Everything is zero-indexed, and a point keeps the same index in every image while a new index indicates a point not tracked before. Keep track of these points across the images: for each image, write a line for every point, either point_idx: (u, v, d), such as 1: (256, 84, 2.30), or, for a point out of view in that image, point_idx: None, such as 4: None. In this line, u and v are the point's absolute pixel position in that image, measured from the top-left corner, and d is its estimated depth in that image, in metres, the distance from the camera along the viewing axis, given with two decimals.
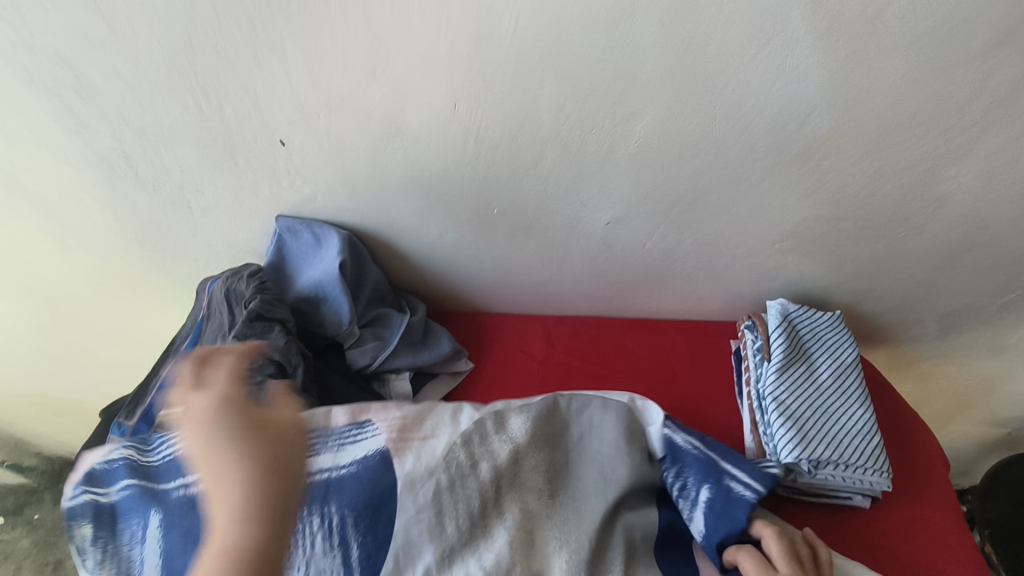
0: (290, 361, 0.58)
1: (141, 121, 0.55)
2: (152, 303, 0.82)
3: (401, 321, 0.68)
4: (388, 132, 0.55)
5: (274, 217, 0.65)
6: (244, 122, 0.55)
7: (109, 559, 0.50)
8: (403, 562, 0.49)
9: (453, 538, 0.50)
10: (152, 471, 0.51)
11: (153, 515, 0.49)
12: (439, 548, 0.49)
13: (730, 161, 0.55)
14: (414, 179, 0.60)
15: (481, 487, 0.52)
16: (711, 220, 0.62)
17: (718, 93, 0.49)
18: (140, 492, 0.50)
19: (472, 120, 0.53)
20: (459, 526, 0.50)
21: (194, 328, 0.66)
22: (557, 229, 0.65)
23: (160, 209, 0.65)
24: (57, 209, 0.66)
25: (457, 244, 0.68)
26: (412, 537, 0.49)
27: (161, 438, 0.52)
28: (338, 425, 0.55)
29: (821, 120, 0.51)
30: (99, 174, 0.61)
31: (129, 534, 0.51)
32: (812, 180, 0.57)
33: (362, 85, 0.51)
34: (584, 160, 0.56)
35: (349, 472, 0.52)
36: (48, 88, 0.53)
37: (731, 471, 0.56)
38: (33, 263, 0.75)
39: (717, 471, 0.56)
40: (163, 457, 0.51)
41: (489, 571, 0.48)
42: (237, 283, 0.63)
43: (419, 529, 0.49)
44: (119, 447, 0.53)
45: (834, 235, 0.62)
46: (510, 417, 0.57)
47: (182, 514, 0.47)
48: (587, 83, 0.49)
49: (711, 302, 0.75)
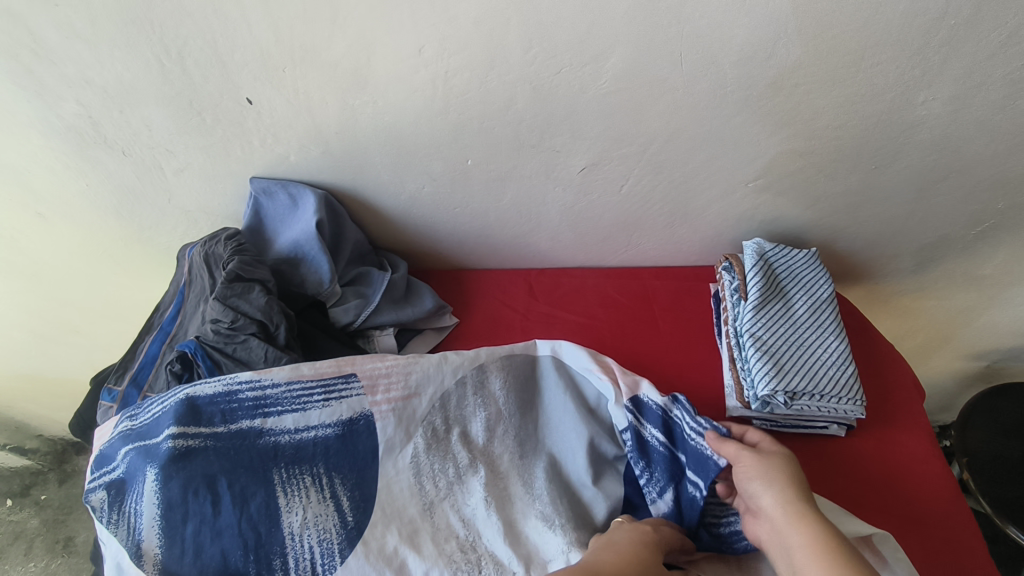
0: (272, 321, 0.59)
1: (105, 82, 0.55)
2: (137, 274, 0.83)
3: (382, 279, 0.69)
4: (356, 83, 0.55)
5: (249, 179, 0.65)
6: (209, 78, 0.54)
7: (119, 522, 0.49)
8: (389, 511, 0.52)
9: (432, 493, 0.54)
10: (146, 433, 0.53)
11: (150, 471, 0.50)
12: (421, 502, 0.53)
13: (698, 95, 0.55)
14: (386, 132, 0.60)
15: (456, 447, 0.56)
16: (684, 160, 0.62)
17: (682, 24, 0.49)
18: (138, 453, 0.51)
19: (439, 65, 0.53)
20: (438, 484, 0.54)
21: (177, 295, 0.66)
22: (533, 178, 0.65)
23: (134, 174, 0.65)
24: (31, 179, 0.65)
25: (435, 199, 0.68)
26: (394, 491, 0.53)
27: (149, 403, 0.54)
28: (324, 376, 0.55)
29: (787, 47, 0.51)
30: (68, 140, 0.61)
31: (133, 498, 0.50)
32: (782, 112, 0.57)
33: (326, 35, 0.50)
34: (554, 103, 0.56)
35: (335, 432, 0.53)
36: (7, 51, 0.52)
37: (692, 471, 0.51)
38: (12, 238, 0.75)
39: (678, 470, 0.52)
40: (154, 418, 0.53)
41: (467, 521, 0.53)
42: (215, 246, 0.64)
43: (401, 485, 0.53)
44: (119, 422, 0.55)
45: (807, 170, 0.63)
46: (490, 376, 0.60)
47: (176, 462, 0.49)
48: (551, 20, 0.49)
49: (691, 246, 0.76)
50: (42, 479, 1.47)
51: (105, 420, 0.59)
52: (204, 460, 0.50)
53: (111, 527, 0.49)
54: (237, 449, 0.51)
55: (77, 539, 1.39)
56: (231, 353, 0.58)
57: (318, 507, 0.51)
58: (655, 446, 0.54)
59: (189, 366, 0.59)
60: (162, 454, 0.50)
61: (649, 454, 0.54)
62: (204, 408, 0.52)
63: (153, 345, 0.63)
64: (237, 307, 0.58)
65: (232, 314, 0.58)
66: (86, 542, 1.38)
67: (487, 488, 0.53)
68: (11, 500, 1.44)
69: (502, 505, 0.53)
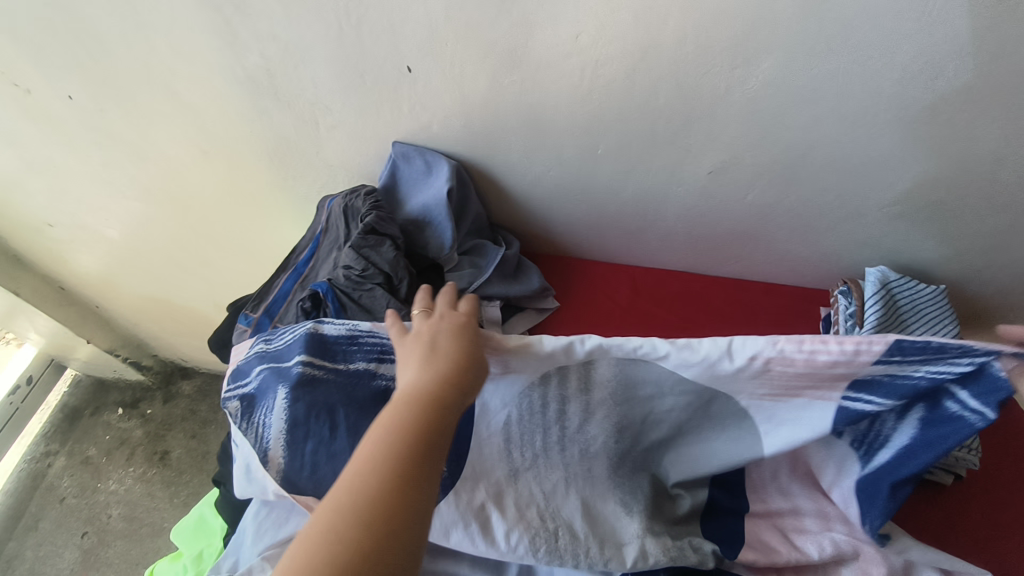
0: (397, 274, 0.63)
1: (288, 38, 0.61)
2: (271, 218, 0.90)
3: (498, 253, 0.72)
4: (509, 63, 0.58)
5: (391, 143, 0.70)
6: (378, 44, 0.59)
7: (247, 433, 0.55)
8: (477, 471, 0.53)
9: (519, 463, 0.53)
10: (279, 355, 0.57)
11: (279, 390, 0.54)
12: (508, 469, 0.53)
13: (848, 111, 0.55)
14: (526, 113, 0.63)
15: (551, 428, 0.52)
16: (818, 176, 0.61)
17: (847, 35, 0.49)
18: (271, 372, 0.56)
19: (591, 54, 0.55)
20: (525, 454, 0.53)
21: (312, 240, 0.72)
22: (659, 175, 0.66)
23: (292, 125, 0.71)
24: (205, 118, 0.73)
25: (558, 184, 0.70)
26: (484, 455, 0.53)
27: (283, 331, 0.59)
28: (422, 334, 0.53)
29: (955, 70, 0.49)
30: (245, 87, 0.68)
31: (260, 412, 0.55)
32: (935, 137, 0.55)
33: (492, 14, 0.54)
34: (696, 103, 0.57)
35: None
36: (214, 2, 0.59)
37: (961, 395, 0.42)
38: (177, 171, 0.85)
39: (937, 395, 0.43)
40: (286, 342, 0.58)
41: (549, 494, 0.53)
42: (354, 200, 0.69)
43: (490, 451, 0.53)
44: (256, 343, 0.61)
45: (951, 202, 0.60)
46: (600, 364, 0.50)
47: (306, 390, 0.53)
48: (713, 18, 0.50)
49: (806, 266, 0.74)
50: (150, 396, 1.63)
51: (240, 341, 0.66)
52: (317, 388, 0.54)
53: (244, 430, 0.55)
54: (351, 388, 0.54)
55: (171, 454, 1.53)
56: (356, 299, 0.62)
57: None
58: (917, 379, 0.43)
59: (317, 305, 0.63)
60: (293, 376, 0.54)
61: (900, 395, 0.44)
62: (330, 343, 0.55)
63: (287, 282, 0.68)
64: (369, 257, 0.63)
65: (364, 263, 0.62)
66: (179, 459, 1.52)
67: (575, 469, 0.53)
68: (122, 409, 1.61)
69: (587, 486, 0.53)
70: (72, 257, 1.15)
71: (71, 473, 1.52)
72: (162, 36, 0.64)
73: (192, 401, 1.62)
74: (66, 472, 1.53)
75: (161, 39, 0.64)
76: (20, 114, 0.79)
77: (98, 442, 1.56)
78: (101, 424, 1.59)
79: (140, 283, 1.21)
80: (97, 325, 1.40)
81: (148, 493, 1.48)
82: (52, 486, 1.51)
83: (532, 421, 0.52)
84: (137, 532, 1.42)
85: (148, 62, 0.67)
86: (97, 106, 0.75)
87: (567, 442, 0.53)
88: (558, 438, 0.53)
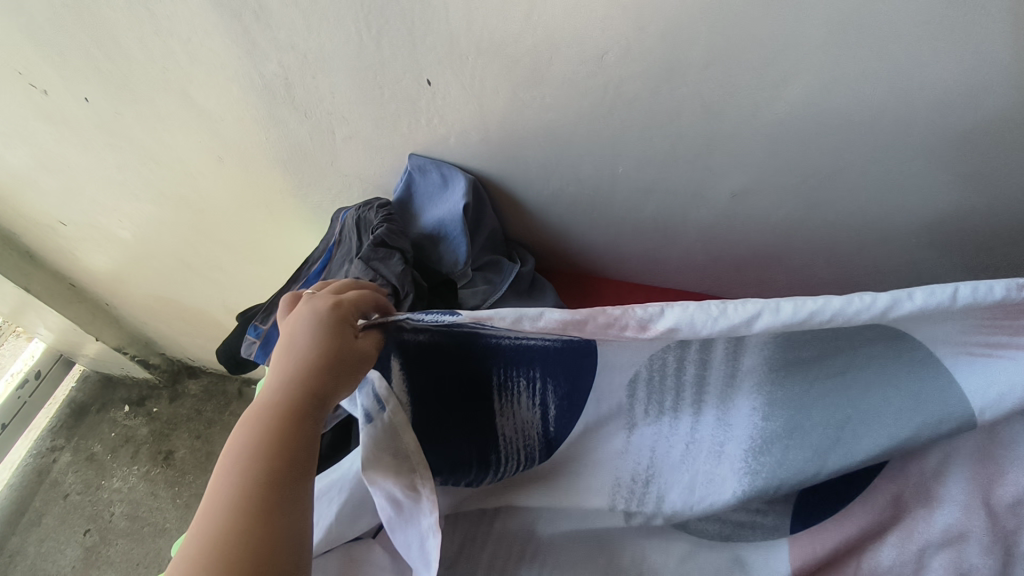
0: (404, 288, 0.60)
1: (307, 48, 0.60)
2: (283, 225, 0.90)
3: (512, 270, 0.70)
4: (531, 78, 0.57)
5: (407, 154, 0.69)
6: (398, 56, 0.58)
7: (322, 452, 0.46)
8: (595, 429, 0.45)
9: (647, 424, 0.44)
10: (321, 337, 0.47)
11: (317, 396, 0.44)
12: (632, 430, 0.44)
13: (880, 137, 0.53)
14: (546, 128, 0.61)
15: (688, 384, 0.42)
16: (845, 202, 0.60)
17: (882, 60, 0.47)
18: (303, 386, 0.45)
19: (616, 71, 0.54)
20: (649, 412, 0.43)
21: (325, 252, 0.71)
22: (680, 196, 0.65)
23: (308, 133, 0.70)
24: (220, 124, 0.73)
25: (576, 200, 0.69)
26: (612, 412, 0.44)
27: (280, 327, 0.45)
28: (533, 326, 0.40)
29: (996, 98, 0.47)
30: (261, 94, 0.67)
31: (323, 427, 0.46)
32: (970, 166, 0.53)
33: (516, 29, 0.53)
34: (722, 124, 0.56)
35: (555, 345, 0.42)
36: (232, 10, 0.58)
37: None
38: (190, 175, 0.84)
39: None
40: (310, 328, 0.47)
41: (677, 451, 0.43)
42: (368, 212, 0.68)
43: (620, 412, 0.44)
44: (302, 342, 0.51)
45: (983, 232, 0.58)
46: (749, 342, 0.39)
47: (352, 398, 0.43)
48: (744, 40, 0.48)
49: (827, 291, 0.72)
50: (156, 395, 1.63)
51: (247, 353, 0.64)
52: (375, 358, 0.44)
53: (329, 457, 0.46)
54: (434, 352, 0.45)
55: (176, 454, 1.53)
56: None
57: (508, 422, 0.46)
58: None
59: None
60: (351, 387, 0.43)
61: None
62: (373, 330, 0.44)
63: None
64: (378, 269, 0.60)
65: (372, 274, 0.60)
66: (183, 459, 1.52)
67: (716, 433, 0.42)
68: (128, 407, 1.61)
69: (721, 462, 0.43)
70: (84, 256, 1.15)
71: (76, 469, 1.52)
72: (180, 42, 0.63)
73: (197, 401, 1.61)
74: (71, 468, 1.53)
75: (179, 45, 0.63)
76: (36, 115, 0.78)
77: (103, 439, 1.56)
78: (107, 421, 1.59)
79: (150, 283, 1.21)
80: (106, 323, 1.40)
81: (151, 492, 1.47)
82: (57, 481, 1.51)
83: (664, 381, 0.42)
84: (139, 532, 1.42)
85: (165, 68, 0.67)
86: (112, 109, 0.75)
87: (704, 401, 0.42)
88: (695, 393, 0.42)
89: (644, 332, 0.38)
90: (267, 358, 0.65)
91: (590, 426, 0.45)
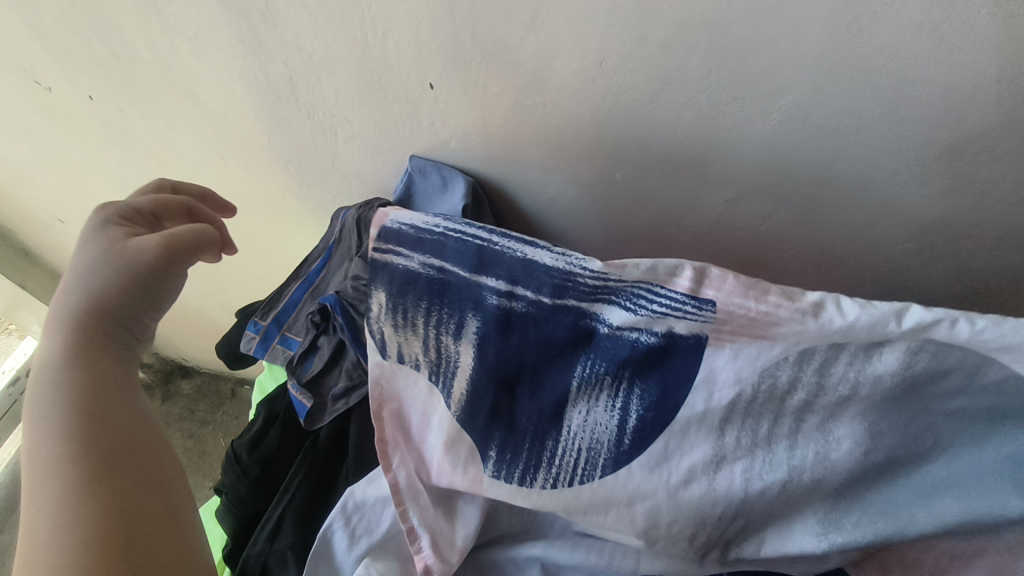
0: None
1: (313, 51, 0.61)
2: (283, 224, 0.90)
3: None
4: (532, 84, 0.58)
5: (408, 156, 0.70)
6: (402, 60, 0.59)
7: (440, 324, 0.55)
8: (672, 451, 0.50)
9: (729, 448, 0.49)
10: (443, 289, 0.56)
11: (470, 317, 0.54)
12: (711, 454, 0.50)
13: (869, 147, 0.55)
14: (545, 134, 0.63)
15: (785, 410, 0.48)
16: (835, 210, 0.61)
17: (872, 72, 0.49)
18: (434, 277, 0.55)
19: (615, 79, 0.55)
20: (739, 442, 0.49)
21: (324, 251, 0.71)
22: (675, 202, 0.66)
23: (311, 134, 0.72)
24: (224, 124, 0.74)
25: (574, 204, 0.70)
26: (690, 433, 0.50)
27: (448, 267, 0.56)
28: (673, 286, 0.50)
29: (980, 112, 0.49)
30: (265, 95, 0.68)
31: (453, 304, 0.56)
32: (955, 177, 0.55)
33: (518, 36, 0.54)
34: (717, 132, 0.57)
35: (656, 342, 0.50)
36: (241, 11, 0.59)
37: None
38: (191, 173, 0.85)
39: None
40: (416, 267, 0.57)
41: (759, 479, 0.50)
42: (369, 212, 0.68)
43: (700, 430, 0.49)
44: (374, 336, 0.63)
45: (969, 242, 0.60)
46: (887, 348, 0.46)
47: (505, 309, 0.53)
48: (739, 50, 0.50)
49: None
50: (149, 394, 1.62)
51: (248, 349, 0.66)
52: (517, 269, 0.54)
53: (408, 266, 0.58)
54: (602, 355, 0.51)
55: None
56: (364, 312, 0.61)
57: (607, 434, 0.51)
58: None
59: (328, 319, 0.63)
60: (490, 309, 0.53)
61: None
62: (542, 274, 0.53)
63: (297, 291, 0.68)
64: None
65: None
66: None
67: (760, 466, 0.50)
68: None
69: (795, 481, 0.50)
70: None
71: None
72: (187, 42, 0.64)
73: (190, 401, 1.61)
74: None
75: (186, 45, 0.65)
76: (40, 111, 0.79)
77: None
78: None
79: None
80: None
81: None
82: None
83: (766, 400, 0.48)
84: None
85: (171, 67, 0.68)
86: (116, 106, 0.76)
87: (799, 421, 0.49)
88: (782, 422, 0.49)
89: (784, 305, 0.48)
90: (266, 352, 0.65)
91: (677, 428, 0.50)
